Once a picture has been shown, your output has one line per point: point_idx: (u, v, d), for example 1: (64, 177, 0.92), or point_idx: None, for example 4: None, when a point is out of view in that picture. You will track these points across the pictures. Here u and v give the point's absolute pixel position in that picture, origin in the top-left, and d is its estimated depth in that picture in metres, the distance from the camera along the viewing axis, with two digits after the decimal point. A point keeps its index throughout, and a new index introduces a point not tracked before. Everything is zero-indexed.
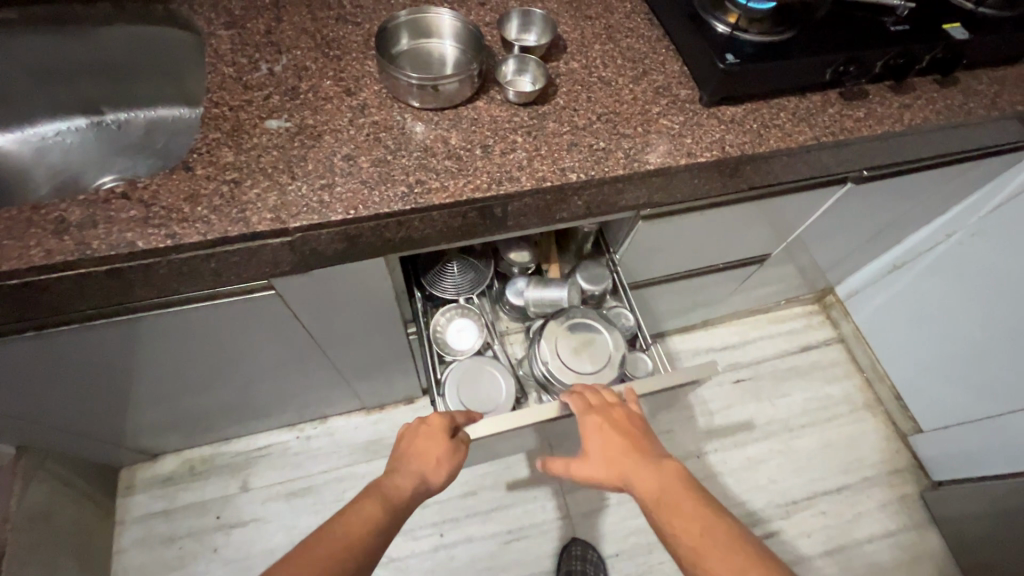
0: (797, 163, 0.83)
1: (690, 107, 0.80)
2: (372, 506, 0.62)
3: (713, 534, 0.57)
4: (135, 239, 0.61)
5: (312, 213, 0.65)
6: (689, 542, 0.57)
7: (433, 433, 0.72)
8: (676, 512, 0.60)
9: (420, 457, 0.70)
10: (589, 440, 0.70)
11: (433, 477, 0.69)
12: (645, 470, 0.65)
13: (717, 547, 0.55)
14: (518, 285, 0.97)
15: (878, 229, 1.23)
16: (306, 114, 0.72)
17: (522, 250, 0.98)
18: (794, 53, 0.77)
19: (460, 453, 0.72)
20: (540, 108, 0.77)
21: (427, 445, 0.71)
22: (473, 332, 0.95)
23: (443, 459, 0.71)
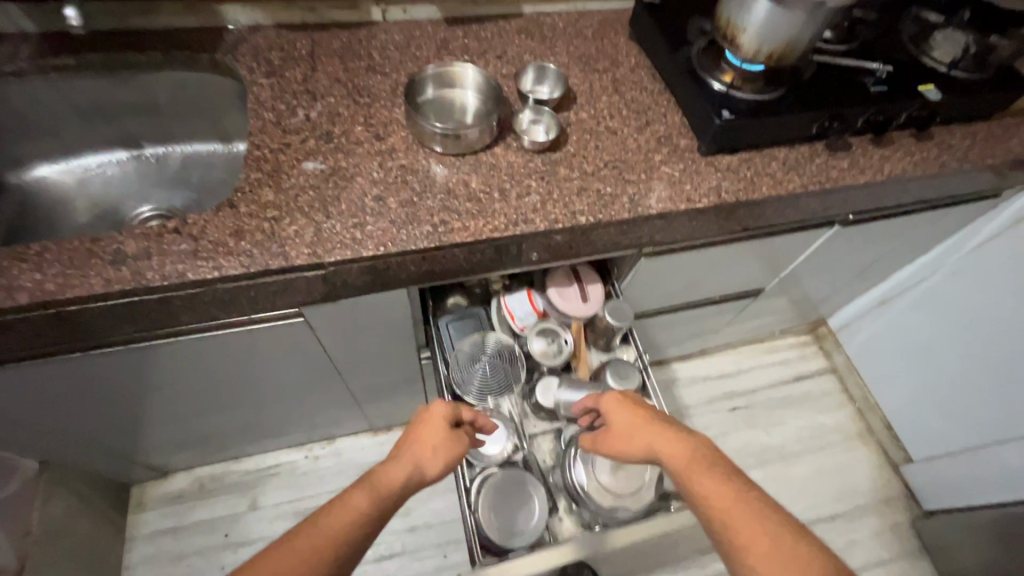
0: (787, 208, 0.90)
1: (689, 155, 0.87)
2: (360, 500, 0.64)
3: (743, 501, 0.63)
4: (186, 271, 0.67)
5: (345, 249, 0.71)
6: (721, 508, 0.63)
7: (433, 420, 0.74)
8: (704, 482, 0.65)
9: (418, 447, 0.72)
10: (613, 415, 0.75)
11: (430, 466, 0.71)
12: (674, 442, 0.70)
13: (748, 513, 0.61)
14: (551, 386, 0.89)
15: (865, 265, 1.30)
16: (339, 157, 0.79)
17: (548, 344, 0.89)
18: (785, 109, 0.85)
19: (461, 442, 0.74)
20: (552, 155, 0.84)
21: (427, 433, 0.73)
22: (502, 435, 0.86)
23: (440, 448, 0.72)
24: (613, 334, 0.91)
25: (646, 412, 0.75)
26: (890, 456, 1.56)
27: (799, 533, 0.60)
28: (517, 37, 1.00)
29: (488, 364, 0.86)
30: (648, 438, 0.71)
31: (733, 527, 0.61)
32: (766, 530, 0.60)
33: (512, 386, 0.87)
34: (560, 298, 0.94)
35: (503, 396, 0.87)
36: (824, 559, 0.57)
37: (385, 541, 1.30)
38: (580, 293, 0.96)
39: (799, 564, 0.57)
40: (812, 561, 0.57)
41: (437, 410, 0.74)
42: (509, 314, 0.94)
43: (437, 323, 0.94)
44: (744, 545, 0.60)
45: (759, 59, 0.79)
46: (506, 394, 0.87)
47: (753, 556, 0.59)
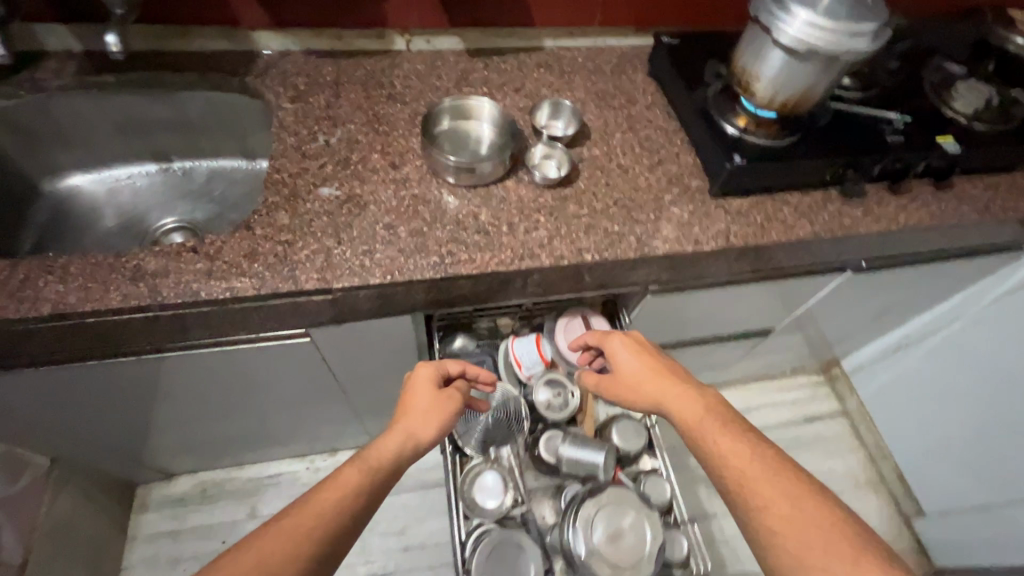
0: (797, 254, 0.90)
1: (699, 196, 0.88)
2: (352, 473, 0.67)
3: (759, 461, 0.65)
4: (199, 290, 0.69)
5: (353, 275, 0.73)
6: (734, 466, 0.66)
7: (418, 387, 0.78)
8: (717, 439, 0.68)
9: (408, 415, 0.75)
10: (625, 363, 0.79)
11: (421, 429, 0.74)
12: (687, 400, 0.73)
13: (761, 472, 0.64)
14: (554, 438, 0.90)
15: (880, 310, 1.28)
16: (355, 184, 0.82)
17: (551, 392, 0.91)
18: (799, 156, 0.84)
19: (449, 401, 0.77)
20: (562, 190, 0.85)
21: (415, 400, 0.76)
22: (502, 488, 0.85)
23: (429, 412, 0.76)
24: None
25: (660, 365, 0.78)
26: (901, 506, 1.52)
27: (812, 493, 0.63)
28: (536, 70, 1.02)
29: (493, 414, 0.89)
30: (660, 390, 0.76)
31: (746, 482, 0.64)
32: (779, 487, 0.63)
33: (513, 436, 0.89)
34: (570, 348, 0.93)
35: (503, 443, 0.89)
36: (833, 516, 0.61)
37: (379, 558, 1.30)
38: None
39: (809, 521, 0.60)
40: (821, 517, 0.60)
41: (420, 375, 0.78)
42: (515, 361, 0.94)
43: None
44: (755, 499, 0.63)
45: (772, 105, 0.80)
46: (506, 441, 0.89)
47: (764, 510, 0.62)
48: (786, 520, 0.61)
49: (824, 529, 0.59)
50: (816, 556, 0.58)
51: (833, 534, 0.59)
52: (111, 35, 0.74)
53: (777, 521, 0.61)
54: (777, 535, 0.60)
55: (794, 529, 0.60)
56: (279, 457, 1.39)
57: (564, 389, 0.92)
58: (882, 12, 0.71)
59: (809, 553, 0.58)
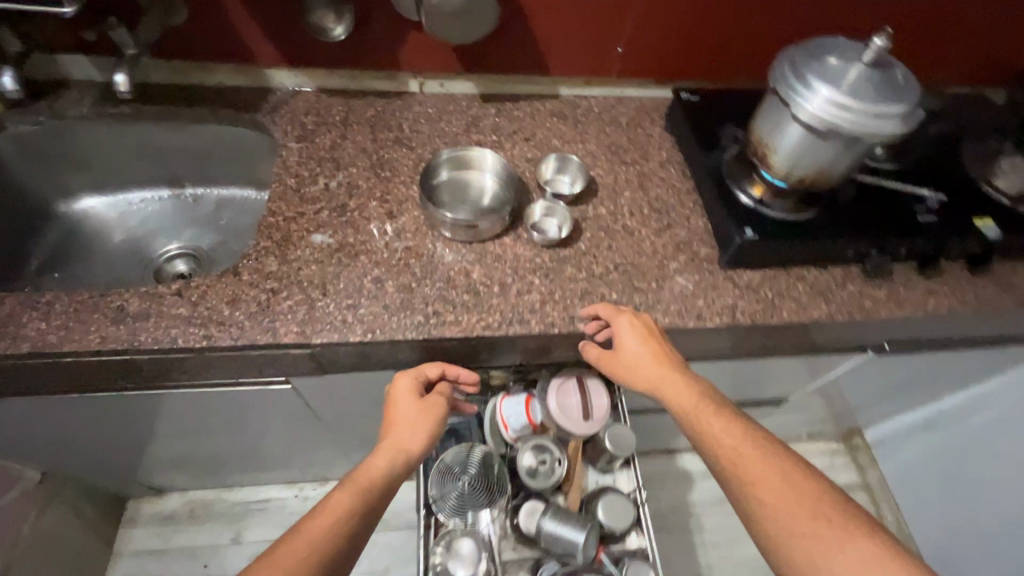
0: (811, 334, 0.83)
1: (707, 266, 0.83)
2: (342, 497, 0.63)
3: (750, 442, 0.65)
4: (177, 336, 0.68)
5: (333, 331, 0.71)
6: (731, 449, 0.64)
7: (399, 398, 0.72)
8: (713, 425, 0.66)
9: (393, 429, 0.71)
10: (626, 343, 0.71)
11: (407, 441, 0.70)
12: (684, 385, 0.69)
13: (755, 452, 0.64)
14: (535, 510, 0.85)
15: (907, 386, 1.19)
16: (348, 233, 0.80)
17: (535, 457, 0.87)
18: (816, 233, 0.79)
19: (434, 409, 0.72)
20: (562, 251, 0.82)
21: (398, 410, 0.72)
22: (474, 560, 0.80)
23: (416, 424, 0.71)
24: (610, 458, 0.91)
25: (659, 346, 0.72)
26: None
27: (800, 470, 0.63)
28: (549, 119, 1.00)
29: (471, 481, 0.83)
30: (659, 374, 0.70)
31: (740, 463, 0.63)
32: (773, 467, 0.63)
33: (495, 500, 0.83)
34: (561, 413, 0.87)
35: (483, 508, 0.83)
36: (822, 492, 0.61)
37: None
38: (582, 409, 0.88)
39: (801, 499, 0.60)
40: (812, 493, 0.61)
41: (400, 384, 0.72)
42: (502, 423, 0.91)
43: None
44: (750, 479, 0.62)
45: (790, 179, 0.75)
46: (486, 505, 0.83)
47: (759, 489, 0.62)
48: (779, 498, 0.61)
49: (814, 504, 0.60)
50: (808, 531, 0.59)
51: (825, 509, 0.60)
52: (120, 75, 0.75)
53: (772, 499, 0.61)
54: (774, 511, 0.60)
55: (789, 502, 0.60)
56: (269, 483, 1.37)
57: (548, 455, 0.88)
58: (914, 91, 0.66)
59: (799, 526, 0.59)
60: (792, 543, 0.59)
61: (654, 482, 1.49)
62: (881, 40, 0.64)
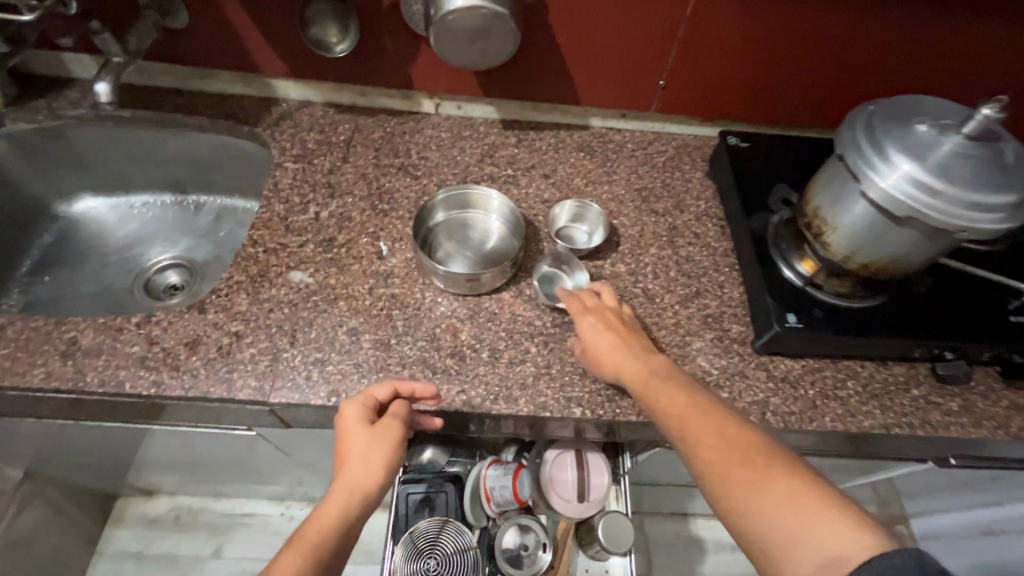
0: (858, 444, 0.69)
1: (737, 349, 0.70)
2: (289, 558, 0.51)
3: (697, 403, 0.53)
4: (125, 379, 0.62)
5: (294, 390, 0.63)
6: (675, 415, 0.53)
7: (346, 431, 0.58)
8: (664, 398, 0.55)
9: (342, 467, 0.57)
10: (592, 335, 0.64)
11: (360, 476, 0.56)
12: (640, 365, 0.60)
13: (700, 411, 0.52)
14: None
15: (970, 488, 1.01)
16: (331, 272, 0.72)
17: (516, 535, 0.79)
18: (875, 328, 0.66)
19: (388, 434, 0.59)
20: (566, 315, 0.71)
21: (348, 445, 0.58)
22: None
23: (371, 455, 0.57)
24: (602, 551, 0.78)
25: (616, 330, 0.64)
26: None
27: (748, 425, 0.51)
28: (574, 154, 0.89)
29: (437, 564, 0.75)
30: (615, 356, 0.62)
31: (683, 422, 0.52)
32: (717, 421, 0.51)
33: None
34: (553, 489, 0.77)
35: None
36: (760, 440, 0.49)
37: None
38: (578, 488, 0.78)
39: (743, 445, 0.48)
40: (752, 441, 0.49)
41: (346, 416, 0.58)
42: (485, 495, 0.81)
43: (399, 486, 0.82)
44: (689, 436, 0.51)
45: (850, 265, 0.62)
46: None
47: (699, 445, 0.50)
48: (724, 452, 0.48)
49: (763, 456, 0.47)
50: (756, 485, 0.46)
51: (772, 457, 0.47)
52: (100, 85, 0.76)
53: (712, 455, 0.49)
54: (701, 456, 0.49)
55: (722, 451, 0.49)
56: (256, 498, 1.33)
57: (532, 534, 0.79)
58: None
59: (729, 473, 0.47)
60: (736, 499, 0.46)
61: (662, 547, 1.36)
62: (990, 111, 0.50)
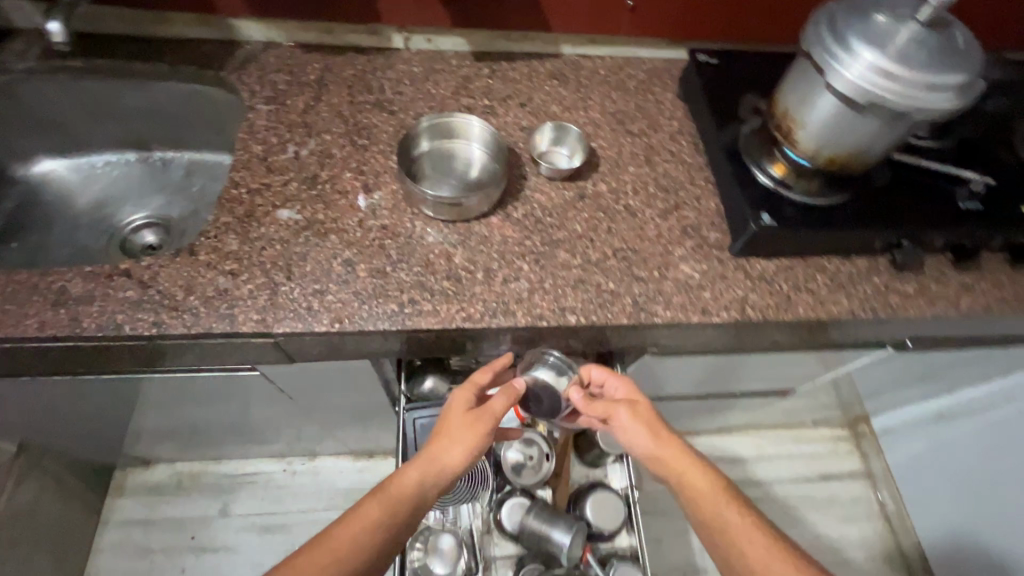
0: (827, 332, 0.76)
1: (716, 254, 0.75)
2: (371, 507, 0.61)
3: (769, 539, 0.62)
4: (123, 323, 0.62)
5: (297, 320, 0.64)
6: (748, 549, 0.61)
7: (448, 413, 0.68)
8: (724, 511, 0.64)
9: (436, 439, 0.66)
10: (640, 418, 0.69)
11: (446, 451, 0.65)
12: (699, 473, 0.66)
13: (774, 550, 0.61)
14: (520, 506, 0.80)
15: (922, 377, 1.11)
16: (318, 208, 0.73)
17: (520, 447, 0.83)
18: (842, 223, 0.71)
19: (476, 425, 0.66)
20: (554, 234, 0.74)
21: (445, 422, 0.68)
22: (453, 556, 0.76)
23: (456, 436, 0.65)
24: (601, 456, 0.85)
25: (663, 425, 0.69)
26: None
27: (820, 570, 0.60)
28: (548, 82, 0.89)
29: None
30: (669, 450, 0.67)
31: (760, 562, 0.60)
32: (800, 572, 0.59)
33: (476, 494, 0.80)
34: None
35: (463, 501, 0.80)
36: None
37: None
38: None
39: None
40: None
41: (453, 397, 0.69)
42: None
43: (404, 414, 0.84)
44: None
45: (817, 160, 0.66)
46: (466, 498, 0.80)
47: None
48: None
49: None
50: None
51: None
52: (52, 24, 0.71)
53: None
54: None
55: None
56: (256, 457, 1.35)
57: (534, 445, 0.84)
58: (975, 59, 0.56)
59: None
60: None
61: None
62: None
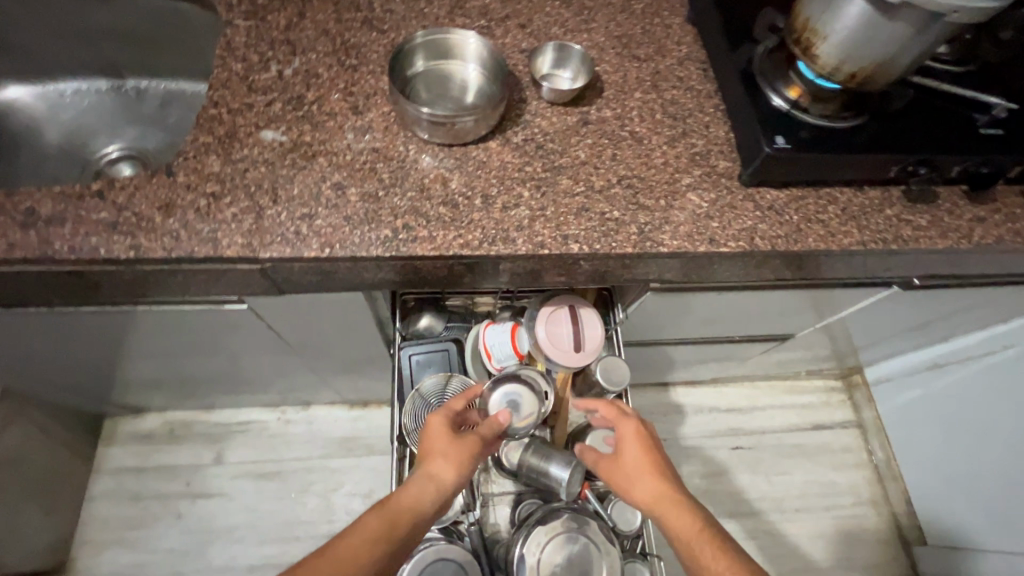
0: (835, 265, 0.73)
1: (725, 183, 0.72)
2: (372, 517, 0.57)
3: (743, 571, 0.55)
4: (98, 246, 0.58)
5: (284, 245, 0.61)
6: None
7: (434, 433, 0.67)
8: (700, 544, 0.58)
9: (427, 459, 0.65)
10: (624, 448, 0.69)
11: (441, 468, 0.63)
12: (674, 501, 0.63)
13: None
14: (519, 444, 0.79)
15: (921, 324, 1.09)
16: (305, 129, 0.68)
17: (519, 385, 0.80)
18: (858, 146, 0.67)
19: (468, 444, 0.67)
20: (555, 160, 0.70)
21: (434, 442, 0.67)
22: None
23: (449, 454, 0.65)
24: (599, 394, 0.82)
25: (648, 456, 0.68)
26: (902, 532, 1.39)
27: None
28: (549, 2, 0.83)
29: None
30: (648, 483, 0.65)
31: None
32: None
33: None
34: (550, 343, 0.78)
35: None
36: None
37: (341, 520, 1.27)
38: (574, 339, 0.79)
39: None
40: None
41: (435, 421, 0.69)
42: (485, 352, 0.82)
43: (399, 351, 0.82)
44: None
45: (838, 76, 0.62)
46: None
47: None
48: None
49: None
50: None
51: None
52: None
53: None
54: None
55: None
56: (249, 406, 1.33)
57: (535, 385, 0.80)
58: None
59: None
60: None
61: (646, 414, 1.44)
62: None
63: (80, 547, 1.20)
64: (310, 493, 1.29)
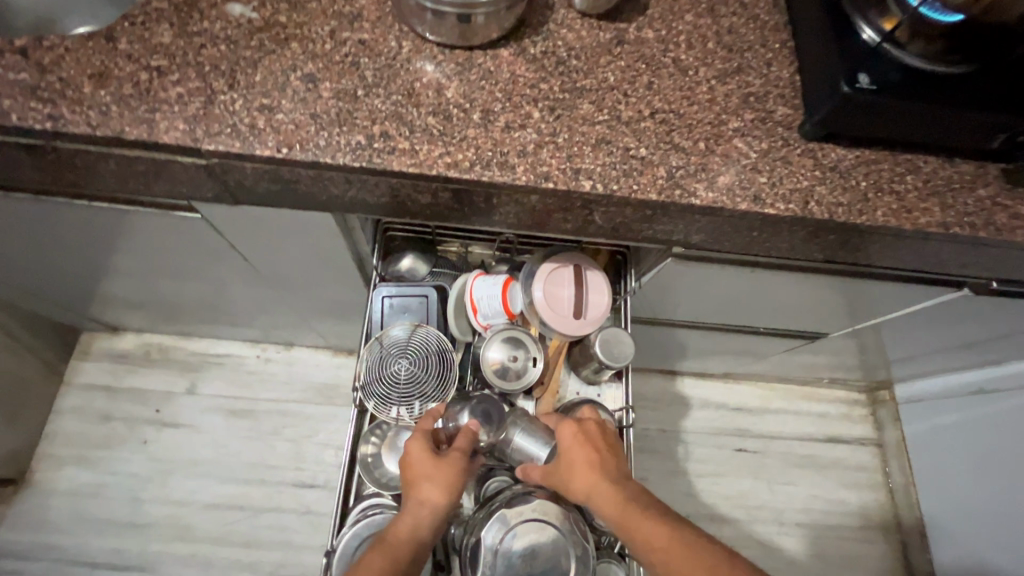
0: (902, 250, 0.60)
1: (781, 133, 0.58)
2: (374, 561, 0.53)
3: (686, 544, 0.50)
4: (11, 110, 0.48)
5: (234, 138, 0.50)
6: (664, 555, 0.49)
7: (413, 456, 0.59)
8: (652, 533, 0.51)
9: (412, 486, 0.57)
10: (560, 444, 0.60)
11: (431, 493, 0.57)
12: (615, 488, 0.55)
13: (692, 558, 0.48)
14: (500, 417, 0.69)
15: (976, 342, 0.95)
16: (280, 8, 0.56)
17: (502, 348, 0.69)
18: (960, 100, 0.53)
19: (455, 460, 0.59)
20: (578, 80, 0.58)
21: (415, 465, 0.58)
22: None
23: (435, 475, 0.57)
24: (596, 369, 0.72)
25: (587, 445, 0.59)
26: (909, 564, 1.27)
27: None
28: None
29: (408, 363, 0.69)
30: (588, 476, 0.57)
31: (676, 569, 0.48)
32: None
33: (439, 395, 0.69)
34: (548, 304, 0.67)
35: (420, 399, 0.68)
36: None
37: (310, 469, 1.21)
38: (575, 304, 0.68)
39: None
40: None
41: (410, 442, 0.60)
42: (471, 307, 0.72)
43: (374, 289, 0.72)
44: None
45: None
46: (421, 397, 0.68)
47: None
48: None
49: None
50: None
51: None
52: None
53: None
54: None
55: None
56: (228, 338, 1.26)
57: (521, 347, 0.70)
58: None
59: None
60: None
61: (647, 401, 1.33)
62: None
63: (41, 460, 1.16)
64: (281, 437, 1.22)
